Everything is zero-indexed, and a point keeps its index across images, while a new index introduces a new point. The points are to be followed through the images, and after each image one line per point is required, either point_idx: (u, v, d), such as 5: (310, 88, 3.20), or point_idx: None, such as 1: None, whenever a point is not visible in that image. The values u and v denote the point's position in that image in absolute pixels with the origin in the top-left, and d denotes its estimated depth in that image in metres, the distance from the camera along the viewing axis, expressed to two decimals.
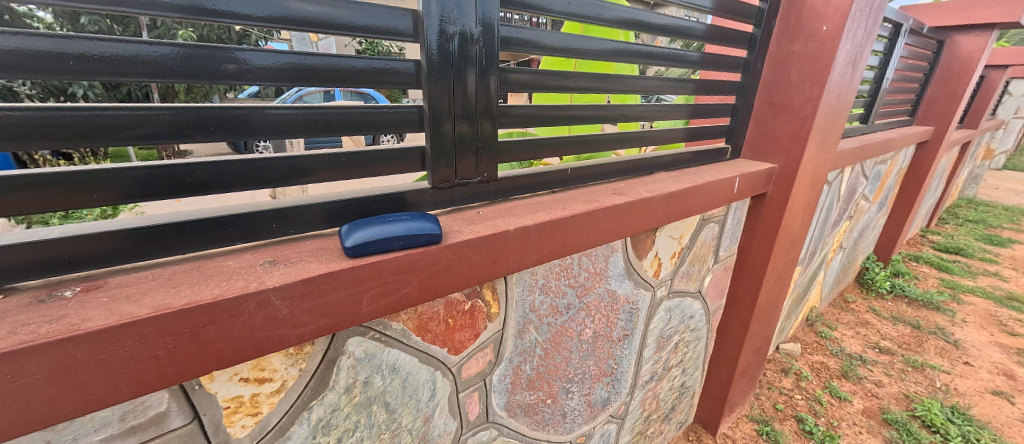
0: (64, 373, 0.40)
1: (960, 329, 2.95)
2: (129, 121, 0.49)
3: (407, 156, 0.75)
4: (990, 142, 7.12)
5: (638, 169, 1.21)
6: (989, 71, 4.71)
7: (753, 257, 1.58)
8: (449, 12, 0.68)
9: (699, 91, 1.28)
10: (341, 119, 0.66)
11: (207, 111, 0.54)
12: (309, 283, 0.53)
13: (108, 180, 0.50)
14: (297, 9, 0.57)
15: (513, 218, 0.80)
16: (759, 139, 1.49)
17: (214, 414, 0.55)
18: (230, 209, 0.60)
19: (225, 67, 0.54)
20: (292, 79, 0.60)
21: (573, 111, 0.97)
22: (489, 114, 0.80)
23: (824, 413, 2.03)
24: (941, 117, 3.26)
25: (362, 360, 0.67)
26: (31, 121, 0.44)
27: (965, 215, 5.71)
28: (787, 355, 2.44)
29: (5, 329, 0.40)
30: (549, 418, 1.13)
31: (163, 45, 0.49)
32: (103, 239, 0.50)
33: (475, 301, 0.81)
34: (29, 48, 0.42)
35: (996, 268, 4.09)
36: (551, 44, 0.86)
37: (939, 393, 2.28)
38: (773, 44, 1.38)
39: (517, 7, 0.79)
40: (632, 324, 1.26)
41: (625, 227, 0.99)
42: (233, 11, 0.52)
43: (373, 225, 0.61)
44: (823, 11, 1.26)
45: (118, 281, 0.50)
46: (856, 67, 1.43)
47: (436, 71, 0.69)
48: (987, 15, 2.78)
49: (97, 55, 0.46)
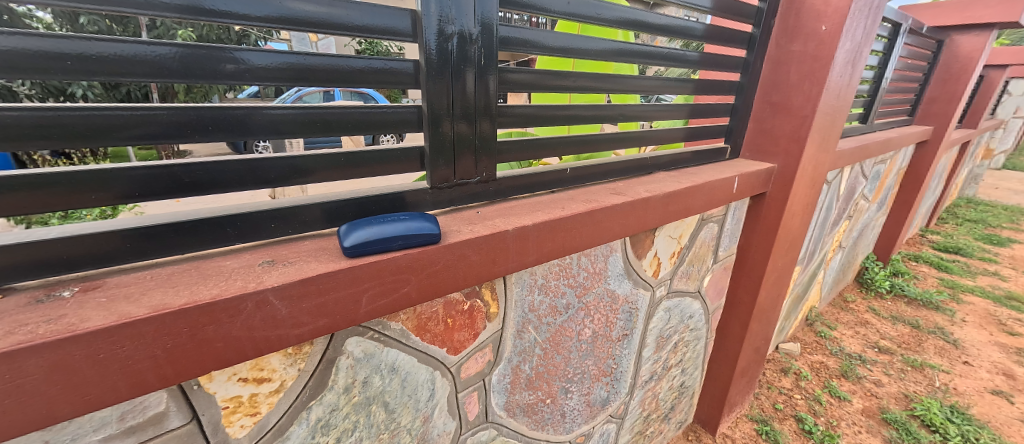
0: (62, 373, 0.40)
1: (960, 329, 2.95)
2: (127, 121, 0.49)
3: (406, 156, 0.75)
4: (990, 141, 7.13)
5: (637, 169, 1.21)
6: (989, 70, 4.71)
7: (752, 257, 1.58)
8: (448, 12, 0.68)
9: (699, 90, 1.28)
10: (340, 119, 0.66)
11: (206, 111, 0.54)
12: (308, 283, 0.53)
13: (108, 180, 0.50)
14: (296, 9, 0.56)
15: (512, 218, 0.80)
16: (759, 139, 1.49)
17: (213, 414, 0.55)
18: (229, 209, 0.60)
19: (224, 67, 0.54)
20: (291, 80, 0.60)
21: (572, 111, 0.97)
22: (489, 113, 0.80)
23: (824, 413, 2.04)
24: (940, 116, 3.27)
25: (361, 360, 0.67)
26: (28, 121, 0.44)
27: (964, 215, 5.71)
28: (786, 354, 2.44)
29: (3, 329, 0.40)
30: (549, 418, 1.13)
31: (161, 45, 0.49)
32: (101, 240, 0.50)
33: (474, 301, 0.81)
34: (27, 47, 0.42)
35: (996, 267, 4.09)
36: (550, 44, 0.86)
37: (939, 392, 2.28)
38: (772, 44, 1.38)
39: (516, 6, 0.79)
40: (631, 324, 1.26)
41: (625, 227, 0.99)
42: (233, 11, 0.52)
43: (372, 225, 0.61)
44: (822, 11, 1.26)
45: (117, 281, 0.50)
46: (855, 67, 1.43)
47: (435, 70, 0.69)
48: (986, 15, 2.78)
49: (95, 55, 0.46)
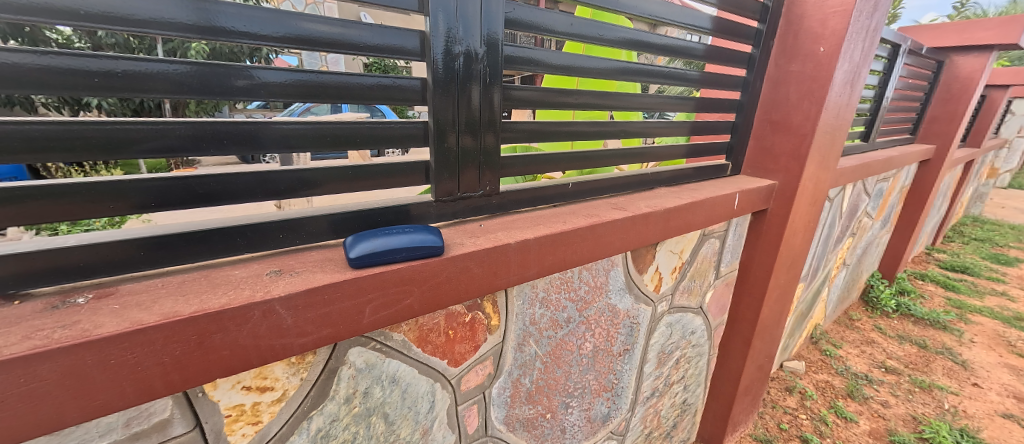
0: (75, 378, 0.41)
1: (969, 350, 2.90)
2: (146, 135, 0.51)
3: (412, 170, 0.77)
4: (993, 162, 7.15)
5: (639, 184, 1.23)
6: (991, 90, 4.72)
7: (754, 272, 1.58)
8: (456, 32, 0.71)
9: (699, 109, 1.30)
10: (349, 133, 0.68)
11: (221, 126, 0.56)
12: (312, 293, 0.54)
13: (124, 190, 0.51)
14: (309, 29, 0.60)
15: (515, 231, 0.81)
16: (759, 157, 1.51)
17: (215, 422, 0.55)
18: (241, 220, 0.62)
19: (238, 83, 0.56)
20: (303, 96, 0.63)
21: (575, 126, 0.99)
22: (493, 128, 0.82)
23: (830, 434, 2.00)
24: (942, 135, 3.28)
25: (363, 370, 0.68)
26: (53, 134, 0.46)
27: (970, 234, 5.69)
28: (790, 373, 2.40)
29: (20, 334, 0.41)
30: (548, 433, 1.12)
31: (179, 63, 0.52)
32: (116, 248, 0.52)
33: (475, 314, 0.82)
34: (57, 65, 0.45)
35: (1004, 288, 4.04)
36: (554, 62, 0.88)
37: (948, 415, 2.23)
38: (771, 64, 1.41)
39: (521, 27, 0.82)
40: (632, 338, 1.26)
41: (626, 241, 1.00)
42: (250, 31, 0.55)
43: (377, 237, 0.63)
44: (820, 33, 1.29)
45: (129, 288, 0.52)
46: (854, 87, 1.46)
47: (441, 86, 0.72)
48: (986, 37, 2.81)
49: (121, 72, 0.48)
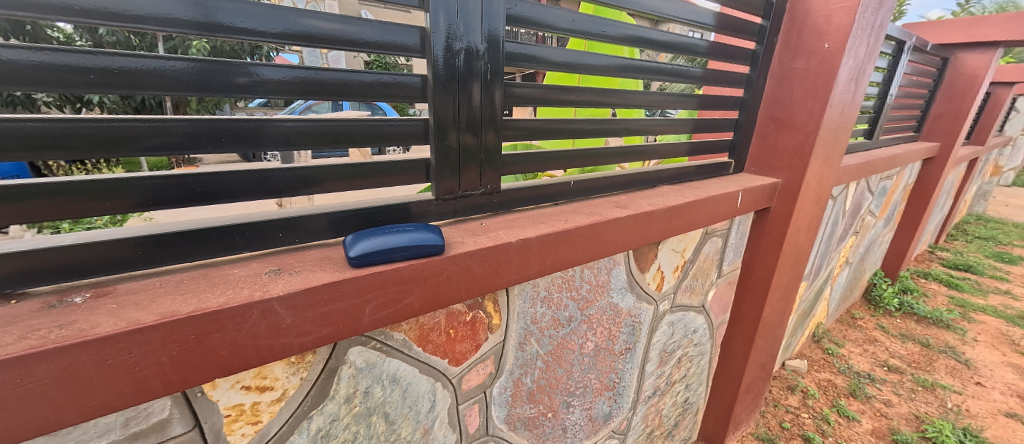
0: (72, 379, 0.41)
1: (971, 349, 2.89)
2: (144, 132, 0.50)
3: (413, 168, 0.76)
4: (999, 161, 7.12)
5: (641, 182, 1.22)
6: (996, 87, 4.68)
7: (757, 271, 1.57)
8: (457, 28, 0.70)
9: (702, 106, 1.29)
10: (348, 131, 0.67)
11: (219, 124, 0.55)
12: (311, 293, 0.54)
13: (123, 189, 0.51)
14: (309, 25, 0.59)
15: (516, 230, 0.81)
16: (762, 155, 1.50)
17: (214, 422, 0.55)
18: (240, 218, 0.61)
19: (237, 80, 0.56)
20: (303, 93, 0.62)
21: (576, 124, 0.98)
22: (494, 125, 0.81)
23: (832, 433, 1.99)
24: (947, 133, 3.25)
25: (363, 370, 0.68)
26: (51, 132, 0.45)
27: (973, 232, 5.67)
28: (793, 371, 2.39)
29: (15, 335, 0.40)
30: (549, 432, 1.11)
31: (178, 60, 0.51)
32: (114, 247, 0.51)
33: (476, 313, 0.82)
34: (52, 62, 0.44)
35: (1007, 286, 4.03)
36: (556, 59, 0.87)
37: (951, 414, 2.22)
38: (775, 62, 1.40)
39: (523, 23, 0.81)
40: (634, 338, 1.25)
41: (628, 240, 1.00)
42: (249, 28, 0.55)
43: (377, 236, 0.62)
44: (824, 30, 1.27)
45: (126, 287, 0.51)
46: (859, 84, 1.44)
47: (441, 84, 0.71)
48: (991, 34, 2.78)
49: (118, 69, 0.47)
